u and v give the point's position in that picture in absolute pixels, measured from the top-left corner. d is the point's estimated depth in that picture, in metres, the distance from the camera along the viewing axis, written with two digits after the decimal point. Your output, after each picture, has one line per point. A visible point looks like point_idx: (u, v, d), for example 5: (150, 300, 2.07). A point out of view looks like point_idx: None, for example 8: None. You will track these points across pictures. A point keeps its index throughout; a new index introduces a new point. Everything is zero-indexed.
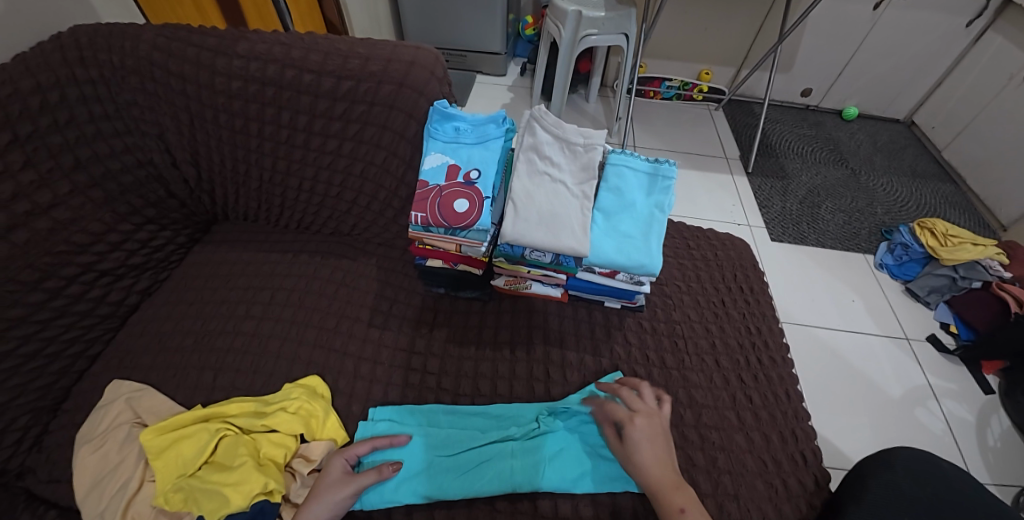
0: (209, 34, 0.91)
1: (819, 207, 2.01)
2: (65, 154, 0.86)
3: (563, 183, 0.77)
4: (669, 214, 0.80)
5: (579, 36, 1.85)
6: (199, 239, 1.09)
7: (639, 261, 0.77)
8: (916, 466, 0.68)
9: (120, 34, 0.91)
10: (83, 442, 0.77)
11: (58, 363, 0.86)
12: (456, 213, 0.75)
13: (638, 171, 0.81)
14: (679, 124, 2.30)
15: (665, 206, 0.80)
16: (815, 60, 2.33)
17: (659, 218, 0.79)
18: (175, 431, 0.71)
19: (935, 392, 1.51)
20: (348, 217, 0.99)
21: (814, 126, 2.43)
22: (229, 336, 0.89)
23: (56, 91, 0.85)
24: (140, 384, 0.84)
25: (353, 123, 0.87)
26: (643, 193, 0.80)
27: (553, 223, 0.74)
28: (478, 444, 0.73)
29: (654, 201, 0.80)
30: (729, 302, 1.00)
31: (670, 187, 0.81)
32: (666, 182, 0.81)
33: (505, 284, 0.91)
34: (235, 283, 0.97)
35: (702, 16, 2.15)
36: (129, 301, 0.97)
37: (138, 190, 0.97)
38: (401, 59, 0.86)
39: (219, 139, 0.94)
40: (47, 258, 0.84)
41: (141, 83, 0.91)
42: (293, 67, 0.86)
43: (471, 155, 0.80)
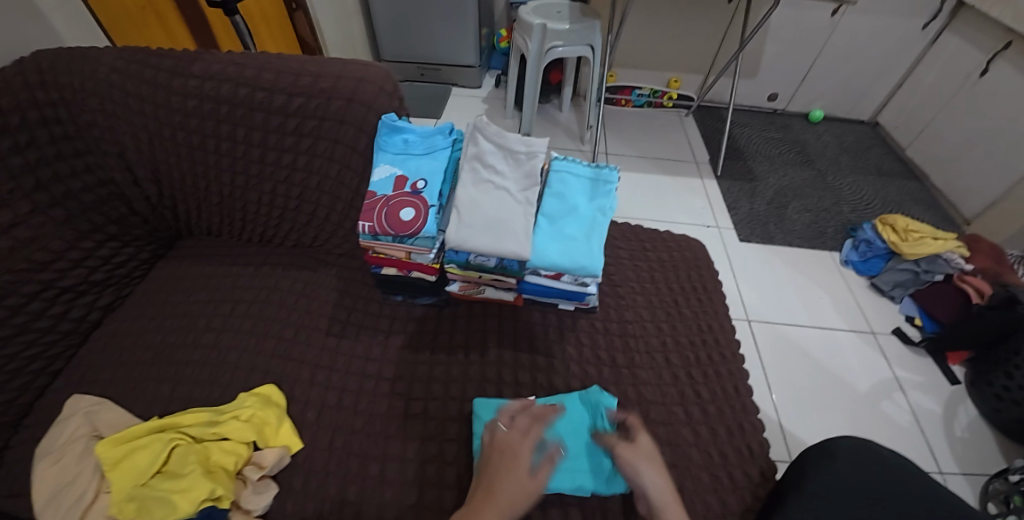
0: (165, 56, 0.93)
1: (786, 207, 2.06)
2: (25, 176, 0.88)
3: (507, 190, 0.81)
4: (611, 217, 0.83)
5: (545, 48, 1.91)
6: (163, 255, 1.11)
7: (581, 260, 0.80)
8: (856, 454, 0.70)
9: (80, 58, 0.93)
10: (42, 456, 0.78)
11: (18, 379, 0.87)
12: (403, 221, 0.78)
13: (580, 177, 0.86)
14: (650, 131, 2.35)
15: (608, 209, 0.84)
16: (779, 66, 2.41)
17: (601, 220, 0.83)
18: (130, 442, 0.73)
19: (901, 384, 1.54)
20: (308, 228, 1.01)
21: (781, 129, 2.49)
22: (189, 348, 0.91)
23: (16, 115, 0.87)
24: (99, 398, 0.85)
25: (306, 138, 0.90)
26: (587, 197, 0.84)
27: (496, 229, 0.78)
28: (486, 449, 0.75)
29: (597, 203, 0.84)
30: (682, 300, 1.02)
31: (611, 191, 0.85)
32: (607, 187, 0.86)
33: (460, 290, 0.92)
34: (197, 296, 0.99)
35: (667, 26, 2.22)
36: (91, 316, 0.98)
37: (100, 208, 0.99)
38: (350, 76, 0.89)
39: (178, 156, 0.96)
40: (8, 276, 0.85)
41: (100, 104, 0.93)
42: (247, 85, 0.89)
43: (419, 165, 0.83)
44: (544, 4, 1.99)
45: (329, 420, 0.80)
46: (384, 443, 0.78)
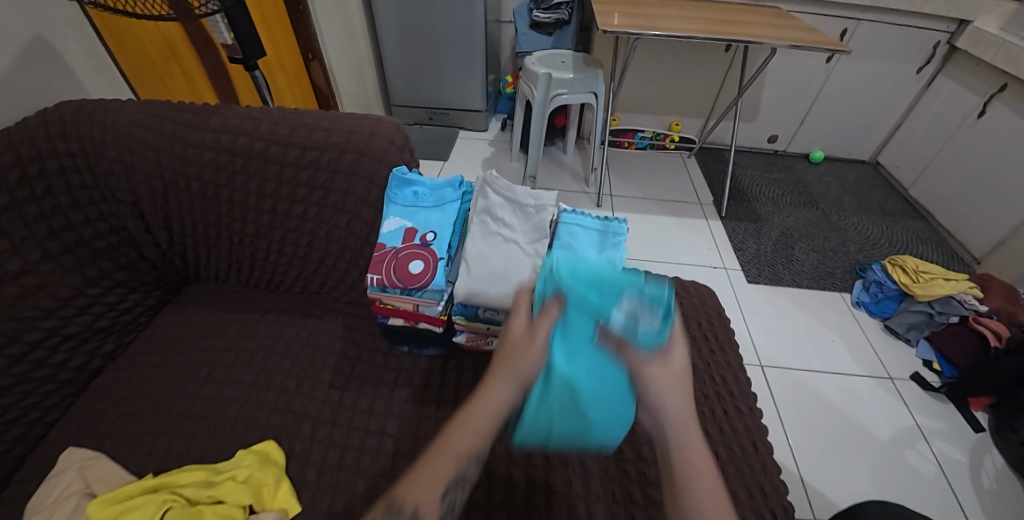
0: (185, 110, 0.96)
1: (793, 248, 2.06)
2: (39, 224, 0.89)
3: (515, 242, 0.81)
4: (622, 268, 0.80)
5: (550, 95, 1.97)
6: (169, 301, 1.11)
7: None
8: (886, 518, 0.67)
9: (101, 111, 0.95)
10: (31, 514, 0.75)
11: (13, 431, 0.85)
12: (411, 274, 0.79)
13: (589, 230, 0.84)
14: (654, 172, 2.39)
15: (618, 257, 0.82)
16: (778, 109, 2.46)
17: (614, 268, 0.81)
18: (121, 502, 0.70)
19: (924, 432, 1.48)
20: (316, 276, 1.01)
21: (783, 170, 2.52)
22: (190, 400, 0.89)
23: (36, 164, 0.88)
24: (95, 452, 0.82)
25: (317, 190, 0.91)
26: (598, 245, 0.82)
27: (504, 282, 0.78)
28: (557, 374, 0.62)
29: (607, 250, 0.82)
30: (693, 351, 1.00)
31: (621, 242, 0.83)
32: (617, 237, 0.83)
33: (467, 341, 0.90)
34: (201, 345, 0.98)
35: (668, 73, 2.29)
36: (92, 365, 0.96)
37: (110, 254, 0.99)
38: (361, 131, 0.92)
39: (191, 205, 0.97)
40: (13, 323, 0.84)
41: (119, 154, 0.95)
42: (261, 139, 0.91)
43: (428, 218, 0.84)
44: (549, 54, 2.08)
45: (330, 479, 0.77)
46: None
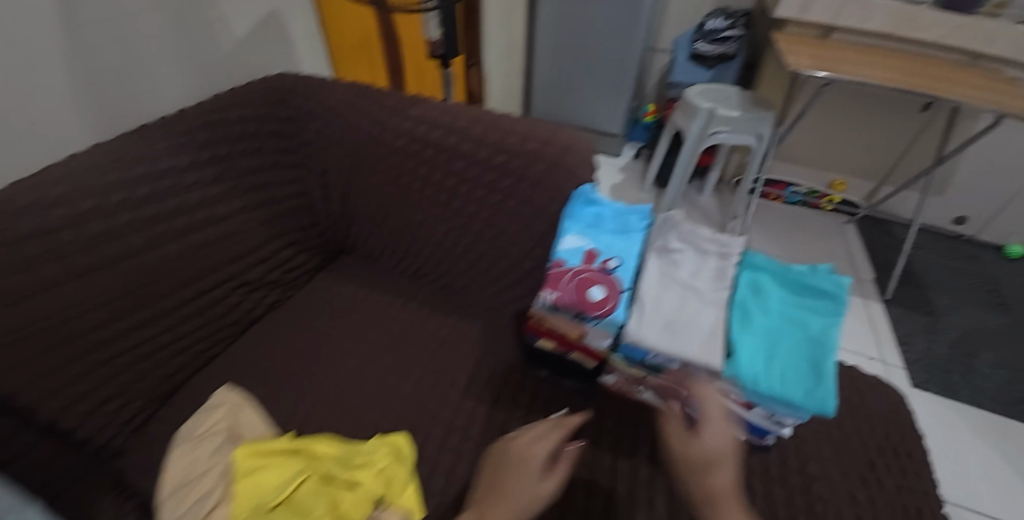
0: (382, 94, 1.01)
1: (974, 356, 1.70)
2: (247, 177, 0.97)
3: (696, 290, 0.73)
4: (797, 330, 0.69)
5: (707, 132, 1.84)
6: (325, 267, 1.16)
7: (805, 387, 0.64)
8: None
9: (314, 88, 1.04)
10: (180, 440, 0.81)
11: (182, 358, 0.92)
12: (592, 301, 0.72)
13: (772, 286, 0.75)
14: (804, 233, 2.12)
15: (837, 324, 0.69)
16: (974, 187, 2.08)
17: (830, 337, 0.68)
18: (264, 458, 0.74)
19: None
20: (464, 276, 1.01)
21: (968, 259, 2.11)
22: (331, 369, 0.92)
23: (255, 124, 0.97)
24: (244, 396, 0.88)
25: (497, 193, 0.90)
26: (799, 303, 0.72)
27: (680, 329, 0.69)
28: (750, 348, 0.67)
29: (810, 311, 0.71)
30: (880, 466, 0.82)
31: (801, 304, 0.73)
32: (799, 298, 0.73)
33: (614, 385, 0.83)
34: (348, 318, 1.02)
35: (840, 124, 2.05)
36: (255, 312, 1.03)
37: (292, 216, 1.05)
38: (538, 137, 0.90)
39: (370, 185, 1.01)
40: (207, 262, 0.92)
41: (322, 127, 1.02)
42: (446, 131, 0.92)
43: (611, 243, 0.78)
44: (712, 88, 1.95)
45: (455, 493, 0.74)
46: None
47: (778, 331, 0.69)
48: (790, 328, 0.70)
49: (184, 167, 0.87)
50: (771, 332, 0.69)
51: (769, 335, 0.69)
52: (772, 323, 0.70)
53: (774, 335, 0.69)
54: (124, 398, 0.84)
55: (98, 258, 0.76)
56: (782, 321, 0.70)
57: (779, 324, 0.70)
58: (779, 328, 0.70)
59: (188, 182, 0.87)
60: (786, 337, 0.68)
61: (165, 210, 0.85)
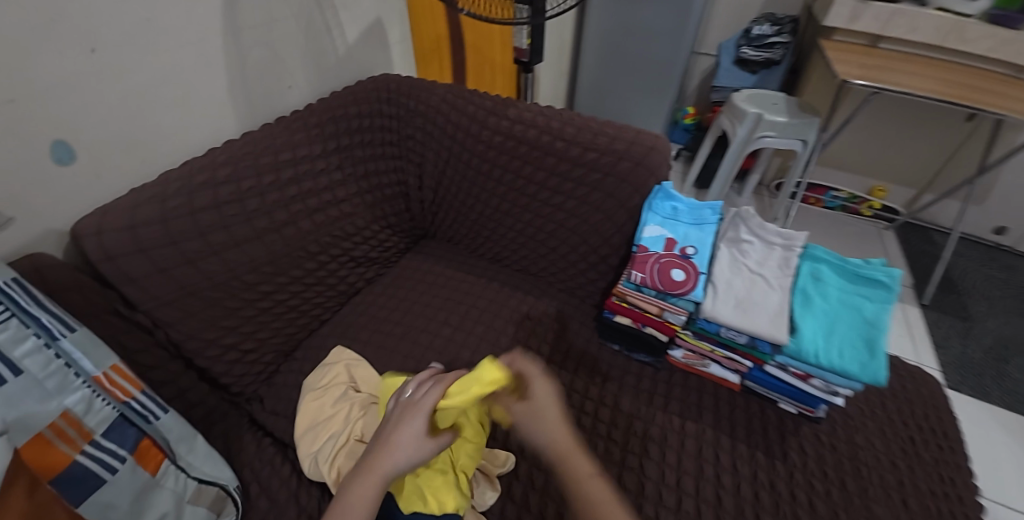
0: (478, 95, 1.13)
1: (1010, 362, 1.75)
2: (359, 165, 1.10)
3: (763, 277, 0.84)
4: (856, 313, 0.79)
5: (754, 136, 1.92)
6: (411, 248, 1.29)
7: (861, 360, 0.74)
8: None
9: (417, 86, 1.15)
10: (307, 390, 0.96)
11: (302, 320, 1.06)
12: (674, 281, 0.84)
13: (833, 275, 0.85)
14: (843, 237, 2.18)
15: (889, 309, 0.79)
16: (1018, 199, 2.10)
17: (883, 318, 0.78)
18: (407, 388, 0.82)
19: None
20: (542, 260, 1.13)
21: (1009, 269, 2.14)
22: (430, 336, 1.06)
23: (367, 119, 1.11)
24: (357, 356, 1.02)
25: (584, 186, 1.00)
26: (859, 291, 0.82)
27: (751, 308, 0.81)
28: (810, 328, 0.79)
29: (867, 298, 0.81)
30: (919, 441, 0.92)
31: (861, 291, 0.82)
32: (859, 286, 0.83)
33: (682, 357, 0.96)
34: (438, 293, 1.15)
35: (884, 133, 2.10)
36: (356, 285, 1.16)
37: (391, 201, 1.19)
38: (624, 139, 0.99)
39: (462, 176, 1.14)
40: (328, 237, 1.06)
41: (422, 123, 1.14)
42: (538, 129, 1.03)
43: (688, 233, 0.90)
44: (759, 94, 2.04)
45: None
46: (603, 484, 0.80)
47: (837, 315, 0.79)
48: (850, 312, 0.80)
49: (315, 154, 1.01)
50: (831, 316, 0.80)
51: (829, 318, 0.79)
52: (832, 308, 0.81)
53: (834, 318, 0.79)
54: (259, 352, 0.99)
55: (251, 230, 0.91)
56: (841, 306, 0.81)
57: (838, 309, 0.80)
58: (838, 312, 0.80)
59: (317, 168, 1.02)
60: (845, 319, 0.79)
61: (300, 191, 0.99)
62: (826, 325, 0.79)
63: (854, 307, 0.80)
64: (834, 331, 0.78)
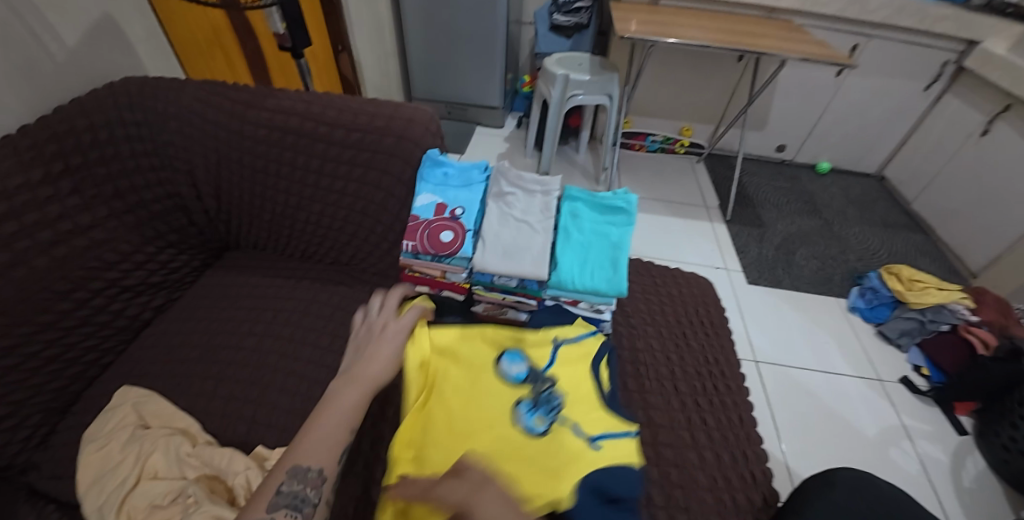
0: (243, 91, 1.08)
1: (794, 254, 2.12)
2: (107, 184, 0.99)
3: (526, 223, 0.93)
4: (605, 241, 0.92)
5: (567, 96, 2.05)
6: (211, 264, 1.21)
7: (607, 278, 0.89)
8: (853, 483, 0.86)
9: (166, 87, 1.06)
10: (88, 441, 0.85)
11: (73, 368, 0.94)
12: (443, 243, 0.91)
13: (586, 209, 0.96)
14: (663, 175, 2.46)
15: (630, 230, 0.93)
16: (787, 120, 2.50)
17: (625, 240, 0.92)
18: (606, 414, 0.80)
19: (909, 433, 1.55)
20: (347, 248, 1.13)
21: (790, 179, 2.57)
22: (233, 350, 1.00)
23: (105, 131, 0.99)
24: (147, 391, 0.93)
25: (358, 167, 1.04)
26: (608, 219, 0.94)
27: (517, 255, 0.90)
28: (569, 264, 0.91)
29: (614, 224, 0.94)
30: (690, 333, 1.11)
31: (609, 218, 0.95)
32: (608, 213, 0.95)
33: (485, 311, 1.01)
34: (242, 303, 1.09)
35: (677, 79, 2.37)
36: (143, 316, 1.06)
37: (165, 218, 1.10)
38: (401, 117, 1.05)
39: (242, 177, 1.08)
40: (81, 271, 0.94)
41: (179, 126, 1.05)
42: (312, 119, 1.03)
43: (457, 195, 0.96)
44: (567, 56, 2.16)
45: None
46: None
47: (589, 246, 0.92)
48: (600, 241, 0.92)
49: (35, 182, 0.88)
50: (585, 248, 0.92)
51: (583, 250, 0.92)
52: (586, 239, 0.93)
53: (586, 248, 0.92)
54: (19, 416, 0.86)
55: None
56: (594, 236, 0.93)
57: (590, 240, 0.93)
58: (590, 242, 0.93)
59: (44, 196, 0.89)
60: (596, 249, 0.92)
61: (26, 224, 0.86)
62: (580, 258, 0.91)
63: (603, 235, 0.93)
64: (587, 263, 0.91)
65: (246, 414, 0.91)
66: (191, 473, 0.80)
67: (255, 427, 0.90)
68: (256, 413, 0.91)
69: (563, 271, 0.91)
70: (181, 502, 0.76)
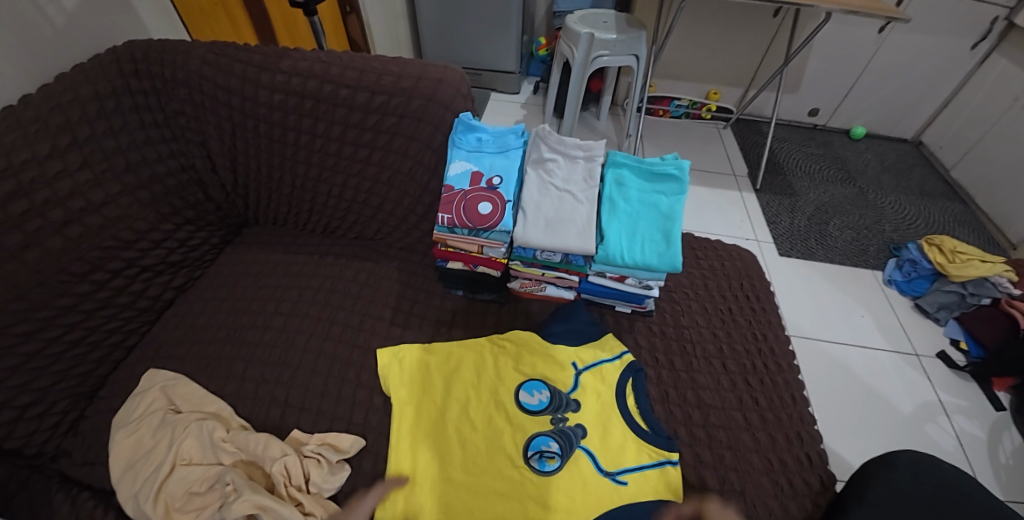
0: (254, 51, 0.98)
1: (827, 223, 2.03)
2: (118, 157, 0.93)
3: (569, 193, 0.87)
4: (654, 213, 0.86)
5: (591, 57, 1.92)
6: (231, 241, 1.15)
7: (659, 252, 0.83)
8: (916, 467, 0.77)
9: (171, 49, 0.97)
10: (119, 426, 0.83)
11: (98, 352, 0.91)
12: (480, 215, 0.85)
13: (633, 177, 0.89)
14: (688, 142, 2.34)
15: (681, 200, 0.87)
16: (822, 81, 2.36)
17: (677, 210, 0.86)
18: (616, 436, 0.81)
19: (945, 408, 1.48)
20: (373, 222, 1.07)
21: (822, 145, 2.44)
22: (260, 330, 0.96)
23: (111, 100, 0.92)
24: (175, 373, 0.90)
25: (383, 134, 0.97)
26: (658, 189, 0.88)
27: (560, 227, 0.84)
28: (615, 236, 0.85)
29: (663, 193, 0.88)
30: (736, 309, 1.05)
31: (658, 187, 0.88)
32: (658, 181, 0.88)
33: (520, 287, 1.00)
34: (266, 281, 1.04)
35: (707, 38, 2.22)
36: (166, 296, 1.02)
37: (180, 193, 1.04)
38: (429, 77, 0.96)
39: (257, 147, 1.02)
40: (96, 252, 0.90)
41: (188, 94, 0.98)
42: (330, 82, 0.95)
43: (492, 162, 0.89)
44: (591, 14, 2.01)
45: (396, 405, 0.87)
46: None
47: (637, 217, 0.86)
48: (649, 211, 0.86)
49: (43, 157, 0.82)
50: (632, 218, 0.86)
51: (630, 221, 0.86)
52: (634, 210, 0.87)
53: (634, 220, 0.86)
54: (46, 403, 0.84)
55: None
56: (642, 206, 0.87)
57: (639, 211, 0.86)
58: (639, 214, 0.86)
59: (52, 172, 0.83)
60: (645, 221, 0.86)
61: (36, 203, 0.81)
62: (627, 230, 0.85)
63: (652, 206, 0.87)
64: (635, 235, 0.85)
65: (278, 397, 0.88)
66: (226, 459, 0.78)
67: (289, 410, 0.86)
68: (288, 396, 0.88)
69: (609, 243, 0.85)
70: (220, 488, 0.75)
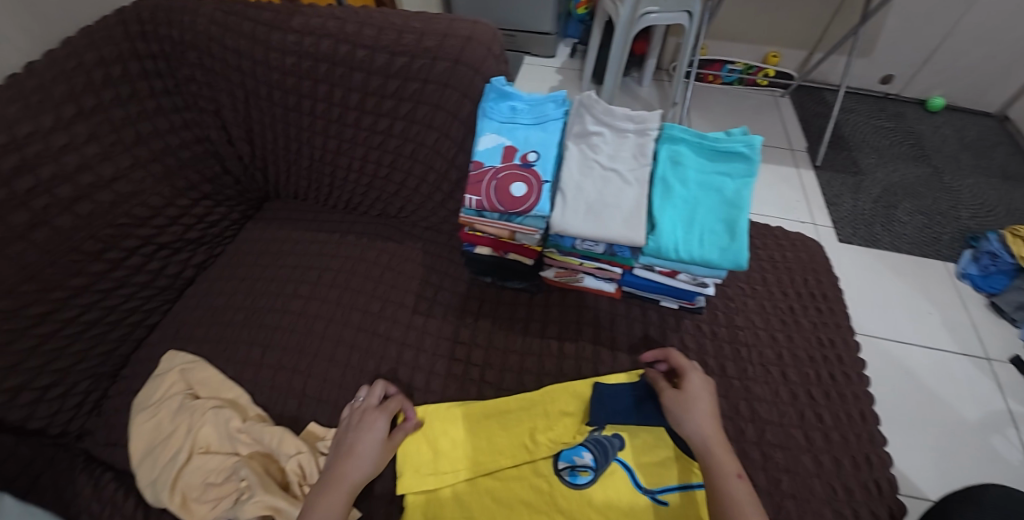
0: (265, 8, 0.89)
1: (894, 207, 1.83)
2: (127, 128, 0.87)
3: (616, 172, 0.76)
4: (718, 200, 0.74)
5: (637, 14, 1.71)
6: (252, 216, 1.09)
7: (721, 246, 0.72)
8: None
9: (180, 8, 0.89)
10: (138, 409, 0.80)
11: (118, 331, 0.88)
12: (513, 197, 0.75)
13: (692, 156, 0.77)
14: (740, 112, 2.14)
15: (750, 184, 0.74)
16: (899, 44, 2.08)
17: (744, 196, 0.73)
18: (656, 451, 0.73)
19: (1016, 418, 1.31)
20: (396, 199, 0.99)
21: (893, 117, 2.18)
22: (278, 313, 0.91)
23: (118, 65, 0.86)
24: (194, 357, 0.86)
25: (405, 102, 0.87)
26: (723, 172, 0.75)
27: (603, 212, 0.74)
28: (669, 227, 0.74)
29: (728, 176, 0.75)
30: (798, 308, 0.93)
31: (722, 170, 0.76)
32: (722, 161, 0.76)
33: (556, 277, 0.91)
34: (285, 261, 0.98)
35: None
36: (186, 274, 0.98)
37: (196, 166, 0.98)
38: (457, 35, 0.85)
39: (272, 116, 0.94)
40: (110, 229, 0.85)
41: (198, 58, 0.90)
42: (347, 42, 0.85)
43: (528, 136, 0.79)
44: None
45: (416, 401, 0.81)
46: None
47: (694, 205, 0.74)
48: (711, 199, 0.74)
49: (47, 129, 0.76)
50: (688, 206, 0.75)
51: (686, 209, 0.75)
52: (691, 196, 0.75)
53: (691, 207, 0.74)
54: (69, 383, 0.82)
55: None
56: (702, 192, 0.75)
57: (697, 197, 0.75)
58: (695, 200, 0.75)
59: (58, 145, 0.77)
60: (705, 210, 0.74)
61: (42, 179, 0.76)
62: (683, 219, 0.74)
63: (715, 191, 0.75)
64: (694, 226, 0.74)
65: (296, 387, 0.83)
66: (243, 450, 0.75)
67: (307, 400, 0.82)
68: (306, 386, 0.83)
69: (660, 236, 0.74)
70: (235, 481, 0.72)
